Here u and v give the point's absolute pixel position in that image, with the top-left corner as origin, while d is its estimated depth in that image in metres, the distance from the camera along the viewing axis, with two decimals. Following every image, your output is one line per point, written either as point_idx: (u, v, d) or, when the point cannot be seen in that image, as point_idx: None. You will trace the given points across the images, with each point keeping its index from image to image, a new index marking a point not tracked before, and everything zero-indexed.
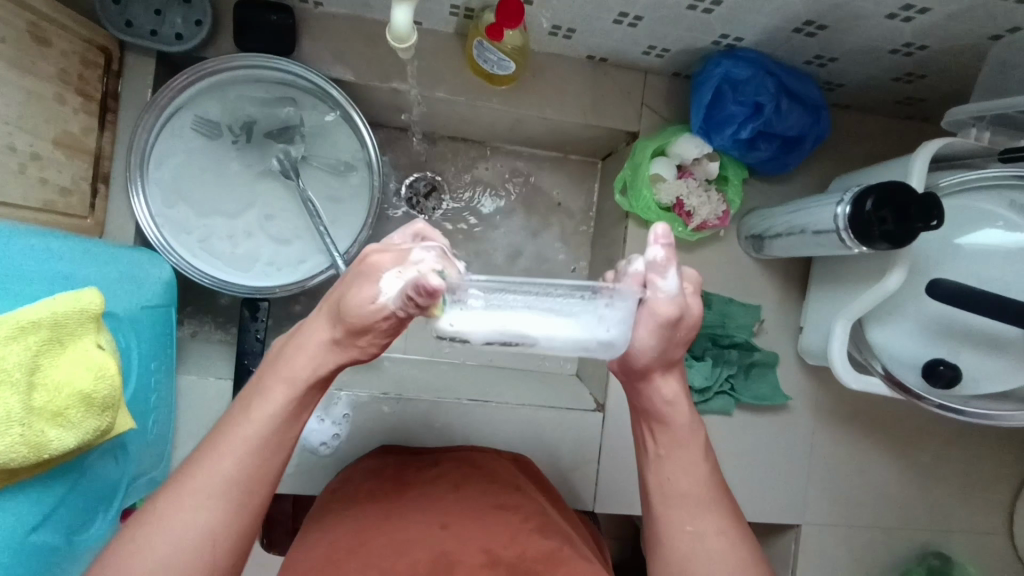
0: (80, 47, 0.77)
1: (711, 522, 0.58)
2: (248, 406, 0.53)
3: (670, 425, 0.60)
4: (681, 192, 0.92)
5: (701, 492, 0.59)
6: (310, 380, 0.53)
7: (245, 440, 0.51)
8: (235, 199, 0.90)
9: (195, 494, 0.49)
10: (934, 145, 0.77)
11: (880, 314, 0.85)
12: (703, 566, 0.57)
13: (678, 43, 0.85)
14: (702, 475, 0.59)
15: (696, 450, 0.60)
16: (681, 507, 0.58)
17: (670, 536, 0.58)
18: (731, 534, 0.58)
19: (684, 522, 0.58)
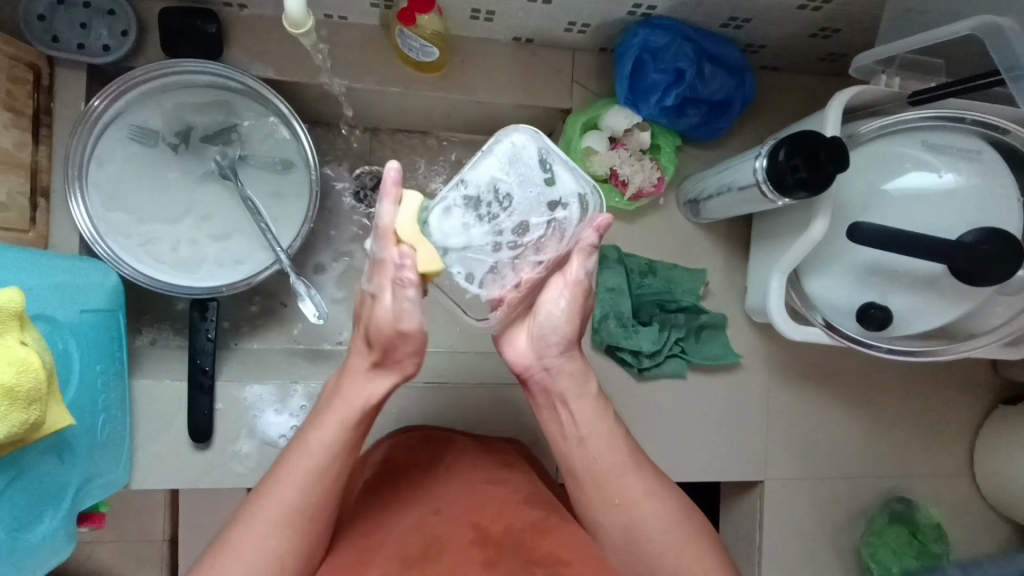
0: (6, 64, 0.79)
1: (640, 485, 0.66)
2: (292, 451, 0.63)
3: (579, 404, 0.67)
4: (614, 162, 0.94)
5: (624, 459, 0.67)
6: (342, 406, 0.63)
7: (309, 474, 0.61)
8: (178, 204, 0.91)
9: (260, 523, 0.59)
10: (845, 94, 0.79)
11: (814, 265, 0.87)
12: (637, 526, 0.65)
13: (596, 16, 0.87)
14: (622, 450, 0.67)
15: (609, 423, 0.67)
16: (609, 483, 0.66)
17: (610, 513, 0.66)
18: (658, 494, 0.66)
19: (621, 492, 0.65)
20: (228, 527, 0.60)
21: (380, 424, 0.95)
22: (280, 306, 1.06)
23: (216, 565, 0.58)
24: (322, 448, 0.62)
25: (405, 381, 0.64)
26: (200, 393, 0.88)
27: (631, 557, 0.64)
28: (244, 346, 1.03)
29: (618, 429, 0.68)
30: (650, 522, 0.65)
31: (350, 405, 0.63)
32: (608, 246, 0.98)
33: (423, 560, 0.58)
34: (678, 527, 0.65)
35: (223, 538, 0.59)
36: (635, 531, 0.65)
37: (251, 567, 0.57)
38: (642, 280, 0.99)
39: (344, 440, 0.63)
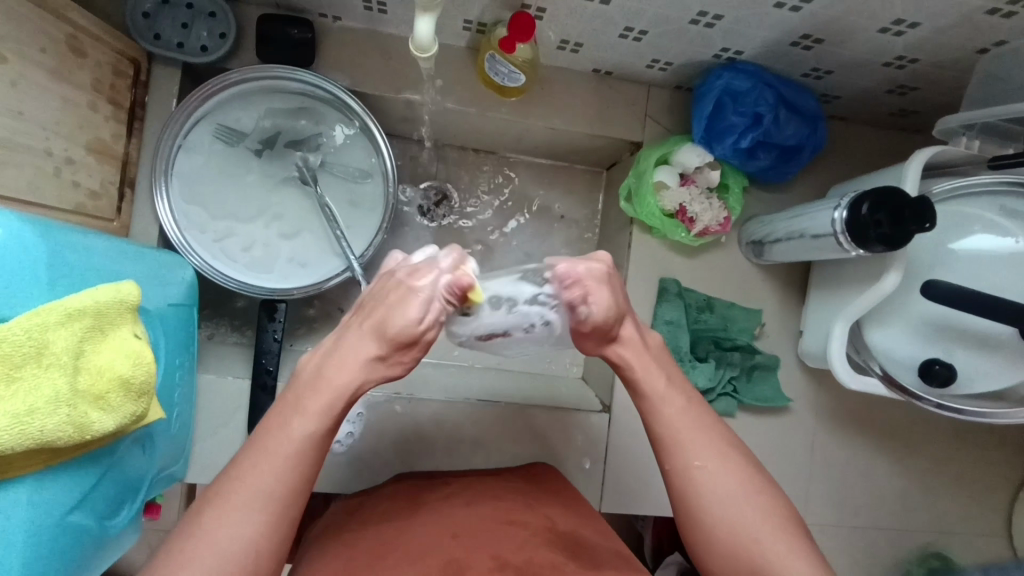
0: (112, 59, 0.81)
1: (709, 452, 0.61)
2: (270, 429, 0.55)
3: (648, 376, 0.63)
4: (684, 199, 0.96)
5: (689, 427, 0.62)
6: (331, 395, 0.55)
7: (279, 458, 0.54)
8: (256, 205, 0.93)
9: (235, 508, 0.52)
10: (925, 152, 0.80)
11: (877, 316, 0.89)
12: (701, 494, 0.59)
13: (681, 56, 0.89)
14: (690, 415, 0.63)
15: (674, 394, 0.63)
16: (682, 452, 0.61)
17: (680, 484, 0.61)
18: (729, 464, 0.60)
19: (686, 460, 0.61)
20: (198, 512, 0.53)
21: (431, 437, 0.96)
22: (337, 312, 1.07)
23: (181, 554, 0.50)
24: (294, 432, 0.54)
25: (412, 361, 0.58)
26: (262, 393, 0.90)
27: (704, 526, 0.59)
28: (299, 348, 1.04)
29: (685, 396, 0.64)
30: (718, 488, 0.59)
31: (325, 384, 0.56)
32: (668, 279, 1.00)
33: (448, 574, 0.61)
34: (748, 496, 0.59)
35: (186, 523, 0.52)
36: (703, 499, 0.59)
37: (223, 548, 0.51)
38: (700, 315, 1.00)
39: (331, 420, 0.56)
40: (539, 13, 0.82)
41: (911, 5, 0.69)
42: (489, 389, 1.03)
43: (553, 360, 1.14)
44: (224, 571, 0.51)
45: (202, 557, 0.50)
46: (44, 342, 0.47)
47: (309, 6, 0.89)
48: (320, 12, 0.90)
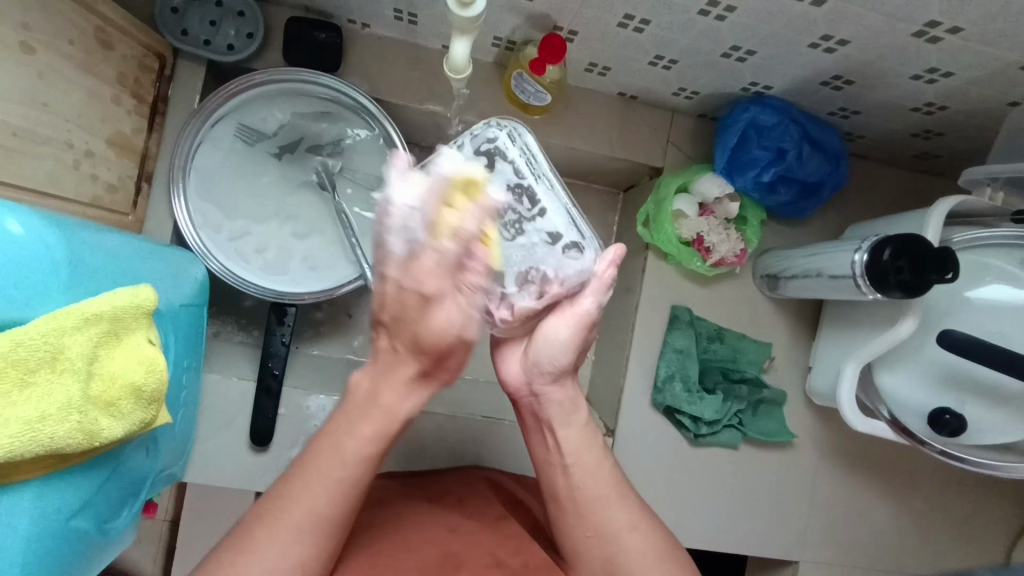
0: (139, 52, 0.81)
1: (623, 517, 0.67)
2: (320, 446, 0.61)
3: (570, 430, 0.69)
4: (702, 228, 0.95)
5: (610, 490, 0.68)
6: (379, 421, 0.60)
7: (311, 527, 0.60)
8: (272, 206, 0.92)
9: (274, 538, 0.59)
10: (949, 203, 0.80)
11: (889, 360, 0.89)
12: (613, 556, 0.66)
13: (709, 87, 0.88)
14: (608, 478, 0.68)
15: (588, 455, 0.68)
16: (594, 515, 0.67)
17: (586, 544, 0.67)
18: (642, 527, 0.67)
19: (599, 523, 0.67)
20: (219, 551, 0.60)
21: (432, 450, 0.95)
22: (345, 317, 1.06)
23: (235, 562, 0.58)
24: (326, 503, 0.60)
25: (427, 368, 0.58)
26: (266, 397, 0.89)
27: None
28: (304, 351, 1.03)
29: (602, 459, 0.69)
30: (630, 554, 0.66)
31: (376, 414, 0.60)
32: (679, 307, 0.99)
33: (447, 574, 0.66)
34: (656, 564, 0.66)
35: (244, 527, 0.60)
36: (611, 561, 0.66)
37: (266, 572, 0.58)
38: (709, 345, 1.00)
39: (378, 438, 0.61)
40: (570, 35, 0.81)
41: (947, 55, 0.69)
42: (492, 405, 1.02)
43: None
44: None
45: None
46: (59, 347, 0.46)
47: (339, 12, 0.89)
48: (350, 19, 0.90)
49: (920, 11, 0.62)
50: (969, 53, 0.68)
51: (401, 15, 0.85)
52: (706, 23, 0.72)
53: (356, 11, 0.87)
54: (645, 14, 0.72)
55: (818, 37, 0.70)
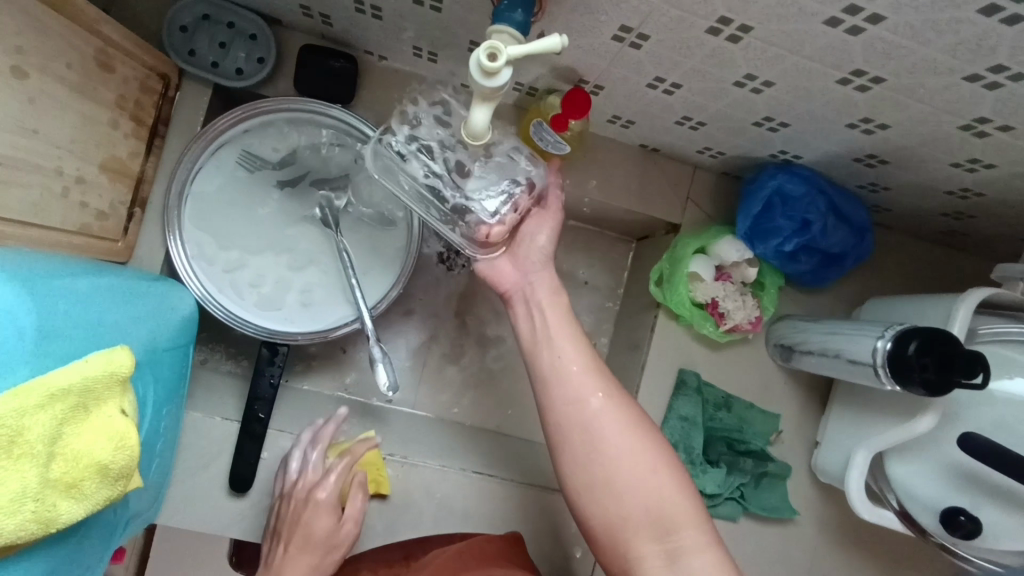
0: (141, 74, 0.77)
1: (599, 391, 0.72)
2: None
3: (563, 345, 0.74)
4: (718, 294, 0.91)
5: (589, 364, 0.73)
6: None
7: None
8: (271, 241, 0.87)
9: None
10: (978, 294, 0.77)
11: (902, 449, 0.85)
12: (591, 420, 0.70)
13: (735, 150, 0.84)
14: (583, 356, 0.74)
15: (565, 335, 0.75)
16: (595, 425, 0.70)
17: (564, 420, 0.71)
18: (615, 399, 0.72)
19: (576, 394, 0.72)
20: None
21: (418, 504, 0.91)
22: (339, 352, 1.02)
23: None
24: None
25: None
26: (249, 441, 0.86)
27: (587, 462, 0.70)
28: (294, 387, 0.99)
29: (576, 340, 0.75)
30: (605, 424, 0.70)
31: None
32: (687, 372, 0.95)
33: None
34: (631, 434, 0.70)
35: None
36: (589, 433, 0.70)
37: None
38: (715, 413, 0.96)
39: None
40: (596, 89, 0.77)
41: (993, 148, 0.65)
42: (484, 457, 0.98)
43: None
44: None
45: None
46: (18, 429, 0.42)
47: (355, 43, 0.85)
48: (366, 50, 0.86)
49: (973, 107, 0.58)
50: (1017, 148, 0.64)
51: (420, 52, 0.81)
52: (742, 94, 0.67)
53: (373, 44, 0.83)
54: (676, 79, 0.68)
55: (859, 118, 0.66)
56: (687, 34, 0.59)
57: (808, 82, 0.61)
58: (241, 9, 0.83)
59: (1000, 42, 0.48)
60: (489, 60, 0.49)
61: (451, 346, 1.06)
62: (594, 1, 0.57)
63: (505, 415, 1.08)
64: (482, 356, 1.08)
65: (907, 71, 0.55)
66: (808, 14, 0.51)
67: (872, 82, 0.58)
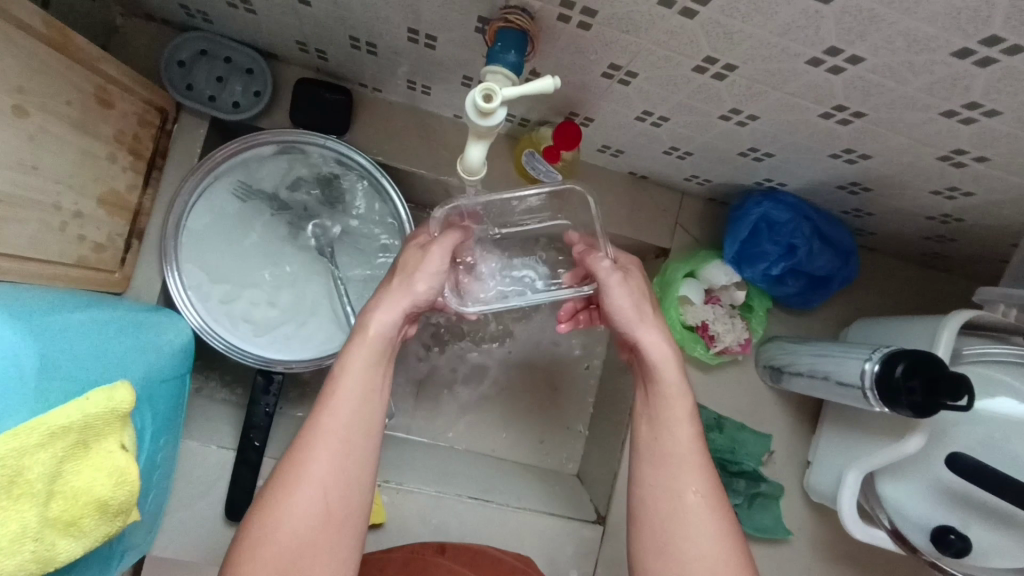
0: (140, 108, 0.78)
1: (695, 458, 0.66)
2: (303, 452, 0.59)
3: (659, 398, 0.68)
4: (707, 316, 0.93)
5: (689, 434, 0.67)
6: (366, 372, 0.63)
7: (350, 422, 0.61)
8: (266, 270, 0.89)
9: (327, 446, 0.59)
10: (959, 317, 0.79)
11: (892, 468, 0.87)
12: (671, 494, 0.65)
13: (722, 178, 0.87)
14: (693, 428, 0.67)
15: (682, 413, 0.67)
16: (672, 487, 0.65)
17: (653, 493, 0.65)
18: (706, 478, 0.65)
19: (670, 455, 0.66)
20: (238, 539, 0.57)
21: (415, 530, 0.91)
22: None
23: (300, 481, 0.58)
24: (372, 378, 0.64)
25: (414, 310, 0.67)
26: (244, 469, 0.85)
27: (655, 531, 0.64)
28: (289, 414, 0.99)
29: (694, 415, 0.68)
30: (688, 499, 0.64)
31: (369, 337, 0.64)
32: None
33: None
34: (711, 512, 0.64)
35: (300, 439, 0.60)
36: (671, 505, 0.64)
37: (330, 477, 0.59)
38: (708, 434, 0.97)
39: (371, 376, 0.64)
40: (586, 121, 0.79)
41: (970, 177, 0.68)
42: (480, 482, 0.98)
43: (549, 453, 1.10)
44: (308, 529, 0.57)
45: (320, 490, 0.58)
46: (18, 469, 0.42)
47: (351, 76, 0.87)
48: (361, 83, 0.88)
49: (948, 140, 0.61)
50: (992, 178, 0.67)
51: (414, 86, 0.83)
52: (727, 126, 0.70)
53: (367, 77, 0.85)
54: (664, 112, 0.70)
55: (841, 149, 0.68)
56: (675, 72, 0.61)
57: (791, 116, 0.63)
58: (237, 43, 0.84)
59: (973, 82, 0.51)
60: (484, 101, 0.51)
61: (446, 371, 1.07)
62: (585, 41, 0.59)
63: (500, 439, 1.08)
64: (478, 380, 1.08)
65: (886, 106, 0.57)
66: (791, 55, 0.53)
67: (852, 117, 0.61)
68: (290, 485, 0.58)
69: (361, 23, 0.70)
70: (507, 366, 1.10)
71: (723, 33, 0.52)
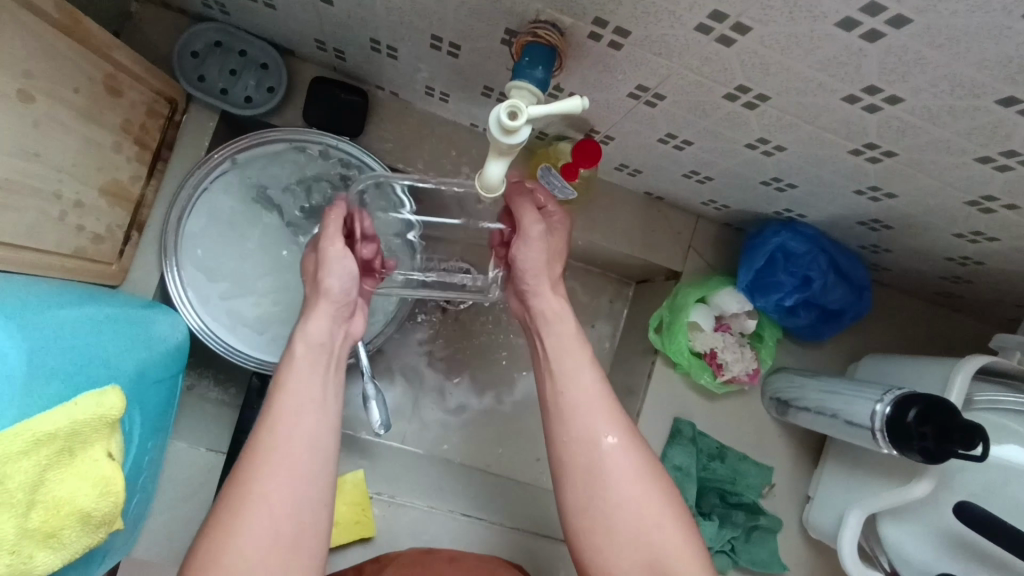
0: (149, 98, 0.76)
1: (609, 428, 0.68)
2: (249, 466, 0.60)
3: (563, 368, 0.72)
4: (716, 344, 0.91)
5: (597, 401, 0.69)
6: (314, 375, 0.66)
7: (295, 426, 0.62)
8: (267, 271, 0.86)
9: (277, 469, 0.60)
10: (974, 362, 0.77)
11: (895, 511, 0.85)
12: (599, 472, 0.66)
13: (740, 204, 0.85)
14: (600, 390, 0.70)
15: (581, 365, 0.71)
16: (599, 481, 0.66)
17: (572, 447, 0.68)
18: (627, 444, 0.68)
19: (586, 428, 0.68)
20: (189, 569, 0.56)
21: (403, 545, 0.89)
22: None
23: (249, 495, 0.58)
24: (307, 425, 0.63)
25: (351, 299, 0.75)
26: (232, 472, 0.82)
27: (587, 504, 0.66)
28: None
29: (595, 374, 0.71)
30: (612, 464, 0.66)
31: (309, 363, 0.66)
32: (683, 421, 0.94)
33: None
34: (640, 483, 0.66)
35: (230, 492, 0.59)
36: (593, 472, 0.67)
37: (281, 490, 0.59)
38: (709, 463, 0.95)
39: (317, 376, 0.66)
40: (606, 139, 0.77)
41: (997, 222, 0.66)
42: (473, 498, 0.96)
43: (545, 471, 1.08)
44: (264, 544, 0.57)
45: (270, 501, 0.58)
46: None
47: (368, 78, 0.85)
48: (378, 86, 0.86)
49: (981, 185, 0.59)
50: (1019, 225, 0.65)
51: (433, 92, 0.81)
52: (752, 155, 0.68)
53: (385, 81, 0.83)
54: (688, 136, 0.69)
55: (867, 186, 0.67)
56: (705, 98, 0.59)
57: (820, 150, 0.62)
58: (254, 38, 0.83)
59: (1014, 130, 0.49)
60: (508, 118, 0.49)
61: (445, 382, 1.05)
62: (614, 60, 0.57)
63: (496, 453, 1.06)
64: (477, 393, 1.06)
65: (920, 148, 0.56)
66: (827, 90, 0.51)
67: (883, 155, 0.59)
68: (226, 544, 0.56)
69: (383, 25, 0.68)
70: (507, 380, 1.08)
71: (759, 63, 0.50)
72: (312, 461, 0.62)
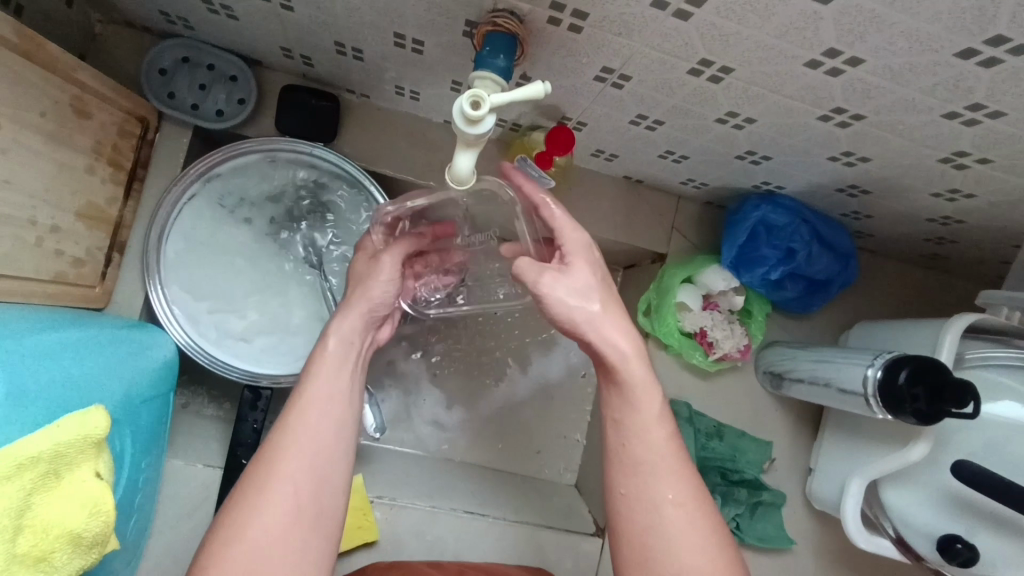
0: (120, 118, 0.76)
1: (671, 491, 0.62)
2: (266, 466, 0.58)
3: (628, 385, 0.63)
4: (705, 323, 0.91)
5: (662, 462, 0.63)
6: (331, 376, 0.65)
7: (316, 426, 0.61)
8: (252, 282, 0.86)
9: (292, 465, 0.59)
10: (962, 320, 0.77)
11: (895, 475, 0.85)
12: (658, 532, 0.62)
13: (719, 181, 0.85)
14: (664, 451, 0.63)
15: (652, 418, 0.63)
16: (655, 531, 0.62)
17: (630, 503, 0.63)
18: (688, 507, 0.62)
19: (646, 493, 0.63)
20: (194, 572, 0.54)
21: (409, 546, 0.89)
22: None
23: (262, 494, 0.57)
24: (328, 425, 0.62)
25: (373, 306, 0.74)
26: (230, 486, 0.82)
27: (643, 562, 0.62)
28: None
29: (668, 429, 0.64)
30: (673, 531, 0.61)
31: (330, 360, 0.66)
32: (679, 402, 0.95)
33: None
34: (706, 544, 0.62)
35: (229, 523, 0.56)
36: (652, 535, 0.62)
37: (294, 491, 0.58)
38: (708, 442, 0.94)
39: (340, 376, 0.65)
40: (579, 125, 0.77)
41: (973, 178, 0.66)
42: (476, 495, 0.95)
43: (546, 463, 1.08)
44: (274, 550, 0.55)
45: (283, 501, 0.57)
46: None
47: (338, 82, 0.85)
48: (348, 89, 0.86)
49: (951, 142, 0.59)
50: (995, 180, 0.65)
51: (403, 91, 0.81)
52: (723, 130, 0.68)
53: (355, 84, 0.83)
54: (659, 116, 0.69)
55: (840, 152, 0.67)
56: (669, 75, 0.59)
57: (789, 119, 0.62)
58: (220, 50, 0.82)
59: (976, 83, 0.49)
60: (471, 108, 0.49)
61: (440, 381, 1.05)
62: (576, 44, 0.57)
63: (496, 449, 1.06)
64: (473, 390, 1.06)
65: (887, 109, 0.56)
66: (788, 57, 0.51)
67: (851, 119, 0.59)
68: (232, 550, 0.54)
69: (346, 28, 0.68)
70: (501, 375, 1.08)
71: (718, 36, 0.50)
72: (328, 460, 0.61)
